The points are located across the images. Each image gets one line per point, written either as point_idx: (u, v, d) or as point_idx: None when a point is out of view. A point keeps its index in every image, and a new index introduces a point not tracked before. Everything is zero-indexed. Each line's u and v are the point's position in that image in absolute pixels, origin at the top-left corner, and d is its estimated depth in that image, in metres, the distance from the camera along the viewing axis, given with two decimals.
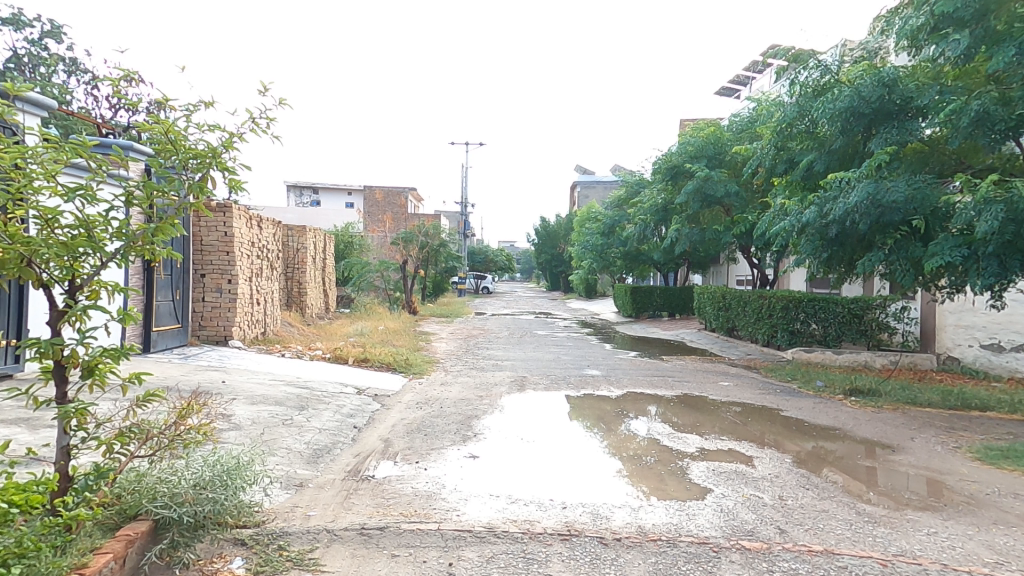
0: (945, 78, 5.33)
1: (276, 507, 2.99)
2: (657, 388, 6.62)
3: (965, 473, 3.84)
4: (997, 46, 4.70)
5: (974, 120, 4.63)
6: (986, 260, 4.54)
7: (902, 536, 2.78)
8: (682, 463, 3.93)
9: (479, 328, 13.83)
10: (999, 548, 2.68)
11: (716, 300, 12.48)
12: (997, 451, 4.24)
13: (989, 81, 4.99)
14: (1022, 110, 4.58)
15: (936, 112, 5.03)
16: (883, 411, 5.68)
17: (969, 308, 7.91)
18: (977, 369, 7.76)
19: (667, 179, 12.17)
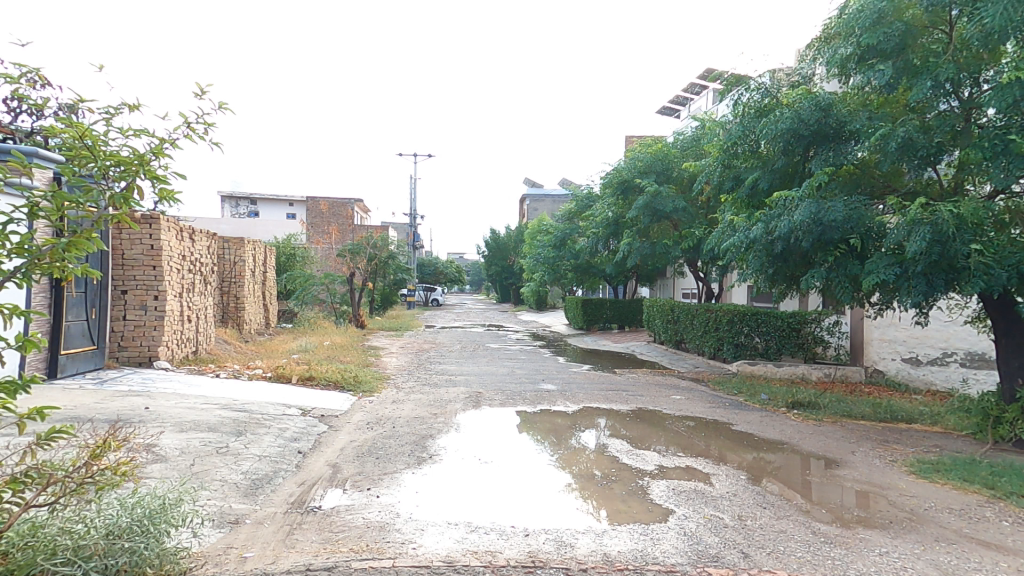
0: (872, 105, 5.69)
1: (206, 549, 2.75)
2: (611, 403, 6.66)
3: (904, 487, 4.05)
4: (917, 77, 5.09)
5: (901, 145, 4.97)
6: (915, 278, 4.84)
7: (857, 557, 2.88)
8: (642, 482, 3.93)
9: (430, 342, 13.59)
10: (945, 568, 2.81)
11: (664, 312, 12.81)
12: (929, 463, 4.51)
13: (910, 110, 5.37)
14: (940, 138, 4.96)
15: (866, 136, 5.36)
16: (824, 424, 5.95)
17: (892, 324, 8.44)
18: (899, 382, 8.30)
19: (618, 193, 12.64)
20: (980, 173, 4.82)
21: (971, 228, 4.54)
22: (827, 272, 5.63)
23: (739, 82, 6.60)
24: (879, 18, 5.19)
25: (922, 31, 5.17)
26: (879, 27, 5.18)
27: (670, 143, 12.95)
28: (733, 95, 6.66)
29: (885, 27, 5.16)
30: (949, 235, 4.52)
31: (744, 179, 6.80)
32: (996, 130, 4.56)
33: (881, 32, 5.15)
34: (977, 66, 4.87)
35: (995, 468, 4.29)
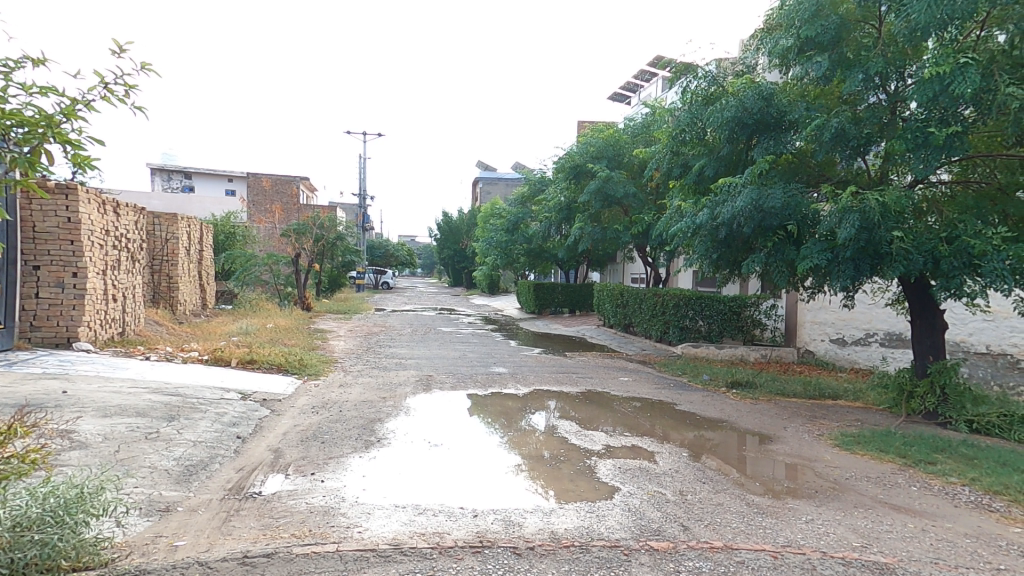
0: (810, 96, 5.93)
1: (132, 539, 2.61)
2: (561, 385, 6.77)
3: (829, 459, 4.34)
4: (850, 70, 5.35)
5: (834, 135, 5.25)
6: (845, 263, 5.14)
7: (786, 525, 3.06)
8: (589, 461, 4.03)
9: (380, 326, 13.36)
10: (862, 531, 3.04)
11: (614, 297, 13.08)
12: (851, 436, 4.84)
13: (843, 102, 5.64)
14: (869, 130, 5.26)
15: (803, 126, 5.61)
16: (759, 402, 6.26)
17: (823, 307, 8.95)
18: (827, 361, 8.85)
19: (570, 178, 12.75)
20: (903, 163, 5.14)
21: (894, 216, 4.85)
22: (766, 257, 5.88)
23: (687, 70, 6.73)
24: (817, 11, 5.40)
25: (855, 25, 5.43)
26: (817, 20, 5.39)
27: (621, 129, 13.13)
28: (681, 83, 6.80)
29: (822, 20, 5.38)
30: (875, 222, 4.81)
31: (692, 166, 6.99)
32: (918, 122, 4.86)
33: (818, 25, 5.36)
34: (902, 61, 5.16)
35: (909, 439, 4.65)
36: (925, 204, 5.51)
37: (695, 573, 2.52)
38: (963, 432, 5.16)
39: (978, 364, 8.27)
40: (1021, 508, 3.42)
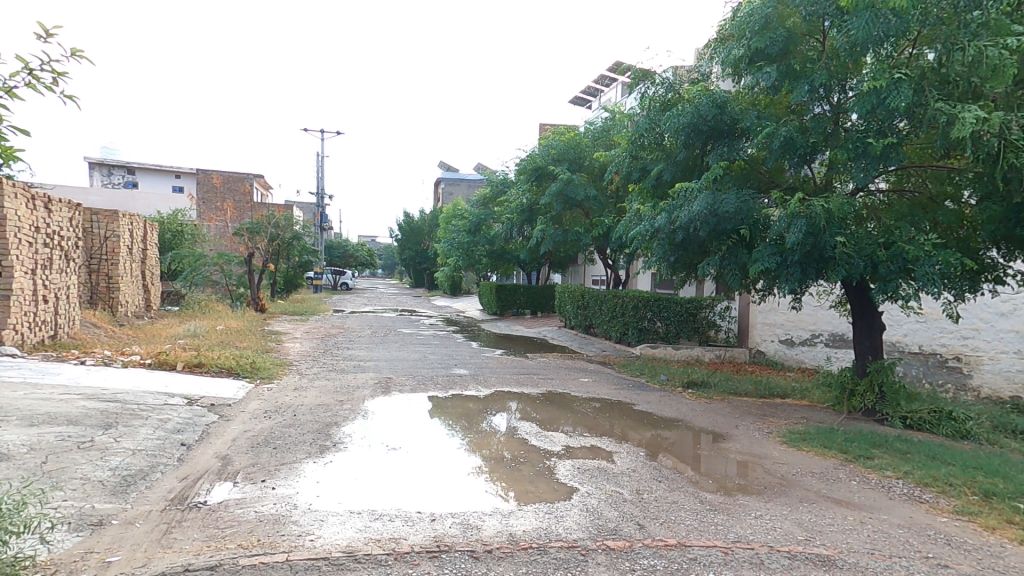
0: (760, 106, 6.15)
1: (59, 556, 2.46)
2: (523, 386, 6.78)
3: (777, 456, 4.50)
4: (796, 82, 5.59)
5: (783, 144, 5.49)
6: (792, 267, 5.37)
7: (736, 521, 3.16)
8: (549, 462, 4.05)
9: (338, 327, 13.06)
10: (806, 525, 3.16)
11: (576, 298, 13.22)
12: (797, 433, 5.04)
13: (790, 111, 5.88)
14: (814, 139, 5.50)
15: (755, 133, 5.82)
16: (713, 401, 6.45)
17: (773, 309, 9.29)
18: (777, 361, 9.18)
19: (532, 180, 12.84)
20: (844, 172, 5.41)
21: (837, 223, 5.10)
22: (721, 260, 6.07)
23: (645, 76, 6.86)
24: (766, 23, 5.61)
25: (801, 38, 5.68)
26: (766, 32, 5.61)
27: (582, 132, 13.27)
28: (639, 89, 6.95)
29: (770, 32, 5.60)
30: (820, 227, 5.03)
31: (650, 170, 7.13)
32: (858, 133, 5.12)
33: (767, 37, 5.58)
34: (844, 74, 5.42)
35: (849, 436, 4.89)
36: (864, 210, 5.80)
37: (650, 570, 2.56)
38: (897, 428, 5.47)
39: (912, 363, 8.80)
40: (947, 499, 3.65)
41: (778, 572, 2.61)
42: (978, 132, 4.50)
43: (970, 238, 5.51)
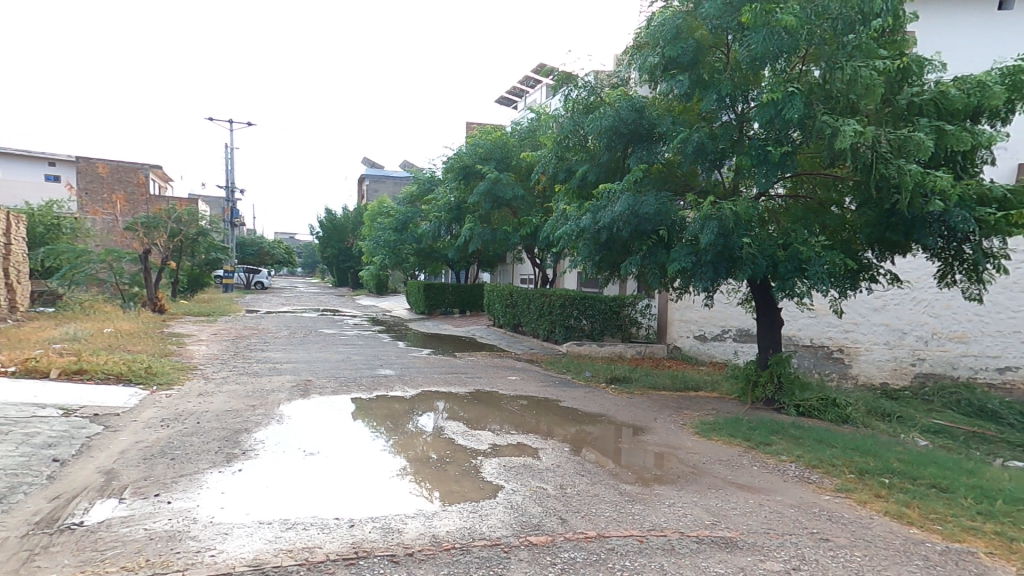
0: (675, 112, 6.46)
1: None
2: (450, 385, 6.73)
3: (690, 446, 4.75)
4: (706, 91, 5.93)
5: (695, 149, 5.81)
6: (705, 266, 5.69)
7: (652, 510, 3.30)
8: (475, 461, 4.04)
9: (251, 329, 12.36)
10: (714, 510, 3.36)
11: (504, 297, 13.29)
12: (708, 424, 5.35)
13: (701, 118, 6.22)
14: (723, 145, 5.86)
15: (671, 138, 6.11)
16: (634, 396, 6.70)
17: (689, 306, 9.81)
18: (691, 355, 9.70)
19: (459, 178, 12.76)
20: (749, 177, 5.80)
21: (744, 225, 5.45)
22: (641, 260, 6.32)
23: (568, 79, 7.06)
24: (677, 33, 5.91)
25: (708, 50, 6.03)
26: (677, 42, 5.91)
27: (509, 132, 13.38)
28: (562, 91, 7.14)
29: (681, 42, 5.91)
30: (730, 229, 5.36)
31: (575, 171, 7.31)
32: (760, 141, 5.52)
33: (678, 46, 5.87)
34: (746, 86, 5.81)
35: (753, 424, 5.25)
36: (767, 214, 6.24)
37: (570, 563, 2.62)
38: (792, 416, 5.98)
39: (804, 356, 9.62)
40: (830, 478, 4.03)
41: (687, 555, 2.76)
42: (856, 143, 5.01)
43: (852, 241, 6.07)
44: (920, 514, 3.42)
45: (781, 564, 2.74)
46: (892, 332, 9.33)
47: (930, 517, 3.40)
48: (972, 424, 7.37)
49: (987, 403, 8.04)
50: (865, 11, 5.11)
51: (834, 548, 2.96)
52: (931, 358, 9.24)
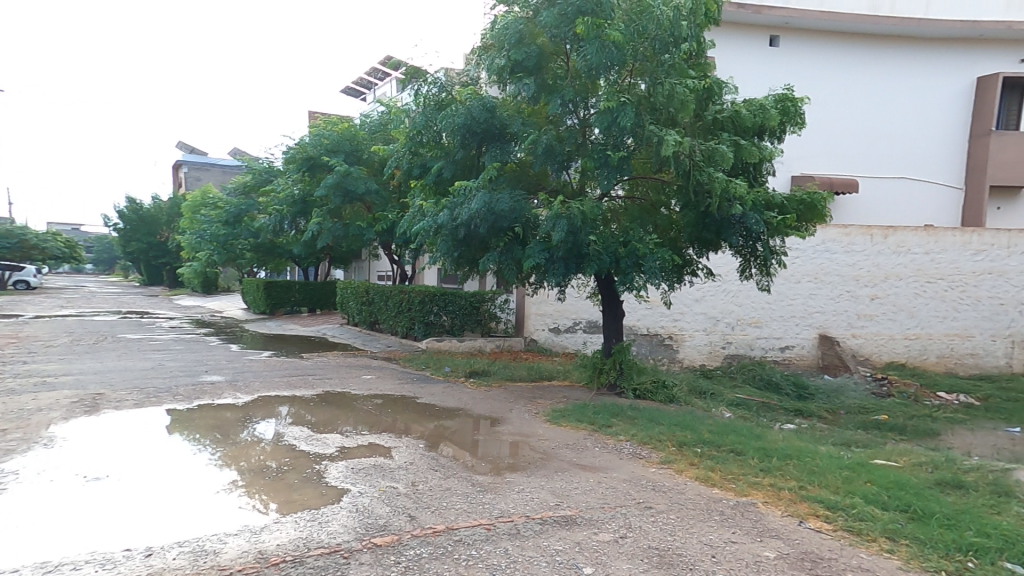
0: (524, 114, 6.74)
1: None
2: (294, 388, 6.31)
3: (541, 433, 5.00)
4: (550, 95, 6.28)
5: (545, 150, 6.14)
6: (557, 262, 6.03)
7: (502, 498, 3.41)
8: (319, 466, 3.84)
9: (20, 337, 10.25)
10: (559, 492, 3.58)
11: (359, 294, 12.81)
12: (559, 411, 5.69)
13: (548, 121, 6.57)
14: (569, 148, 6.25)
15: (522, 139, 6.38)
16: (491, 389, 6.89)
17: (544, 301, 10.31)
18: (545, 347, 10.23)
19: (303, 171, 12.00)
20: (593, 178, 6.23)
21: (590, 223, 5.87)
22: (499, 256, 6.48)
23: (418, 74, 7.03)
24: (520, 38, 6.17)
25: (549, 57, 6.36)
26: (521, 46, 6.17)
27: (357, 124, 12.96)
28: (413, 86, 7.07)
29: (524, 47, 6.18)
30: (578, 227, 5.74)
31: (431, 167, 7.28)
32: (600, 146, 5.98)
33: (522, 51, 6.15)
34: (586, 94, 6.27)
35: (597, 409, 5.71)
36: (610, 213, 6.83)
37: (415, 560, 2.61)
38: (631, 398, 6.63)
39: (642, 344, 10.80)
40: (657, 452, 4.56)
41: (530, 537, 2.92)
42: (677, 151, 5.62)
43: (677, 239, 6.85)
44: (720, 475, 4.10)
45: (612, 534, 3.05)
46: (708, 320, 10.87)
47: (728, 477, 4.09)
48: (761, 395, 8.92)
49: (773, 376, 9.64)
50: (676, 35, 5.80)
51: (655, 514, 3.38)
52: (735, 341, 10.96)
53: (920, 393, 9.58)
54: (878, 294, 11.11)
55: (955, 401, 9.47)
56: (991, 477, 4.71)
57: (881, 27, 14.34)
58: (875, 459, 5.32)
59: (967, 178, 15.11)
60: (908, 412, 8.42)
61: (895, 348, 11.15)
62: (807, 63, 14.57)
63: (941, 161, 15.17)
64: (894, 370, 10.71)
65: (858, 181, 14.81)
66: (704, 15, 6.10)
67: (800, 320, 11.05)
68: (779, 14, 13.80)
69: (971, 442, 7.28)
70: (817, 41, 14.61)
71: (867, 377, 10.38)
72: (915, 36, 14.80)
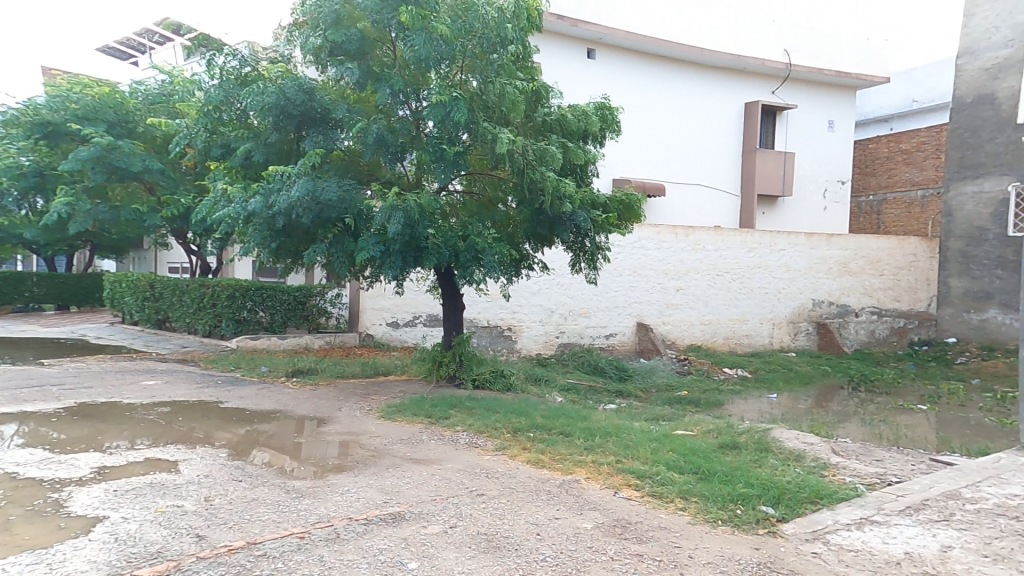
0: (349, 99, 6.51)
1: None
2: (40, 403, 5.46)
3: (373, 430, 4.92)
4: (377, 83, 6.18)
5: (376, 139, 6.02)
6: (394, 256, 5.95)
7: (320, 503, 3.34)
8: (63, 493, 3.41)
9: None
10: (387, 488, 3.60)
11: (139, 290, 11.28)
12: (395, 406, 5.63)
13: (377, 109, 6.42)
14: (402, 139, 6.20)
15: (348, 126, 6.19)
16: (320, 387, 6.57)
17: (381, 295, 9.99)
18: (384, 342, 9.94)
19: (37, 135, 11.70)
20: (429, 172, 6.30)
21: (428, 216, 5.87)
22: (328, 248, 6.19)
23: (212, 45, 6.44)
24: (337, 20, 6.00)
25: (373, 43, 6.26)
26: (340, 28, 6.00)
27: (127, 92, 12.23)
28: (205, 56, 6.47)
29: (344, 29, 6.02)
30: (415, 220, 5.72)
31: (237, 149, 6.70)
32: (435, 140, 6.08)
33: (342, 33, 5.97)
34: (417, 86, 6.27)
35: (435, 402, 5.75)
36: (449, 208, 6.91)
37: None
38: (470, 389, 6.80)
39: (482, 335, 11.18)
40: (491, 439, 4.79)
41: (350, 540, 2.91)
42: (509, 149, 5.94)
43: (514, 235, 7.18)
44: (550, 456, 4.45)
45: (441, 525, 3.15)
46: (544, 311, 11.59)
47: (557, 457, 4.46)
48: (589, 377, 9.99)
49: (598, 361, 10.61)
50: (501, 36, 6.10)
51: (486, 500, 3.56)
52: (568, 331, 11.84)
53: (709, 368, 11.33)
54: (681, 286, 12.85)
55: (734, 374, 11.42)
56: (755, 436, 5.76)
57: (678, 52, 16.55)
58: (675, 429, 6.24)
59: (742, 188, 18.14)
60: (700, 387, 9.98)
61: (692, 332, 13.03)
62: (620, 77, 16.19)
63: (723, 172, 18.01)
64: (692, 351, 12.52)
65: (663, 185, 16.90)
66: (527, 21, 6.30)
67: (622, 310, 12.30)
68: (596, 29, 15.12)
69: (745, 409, 8.89)
70: (627, 58, 16.29)
71: (673, 358, 11.85)
72: (703, 63, 17.31)
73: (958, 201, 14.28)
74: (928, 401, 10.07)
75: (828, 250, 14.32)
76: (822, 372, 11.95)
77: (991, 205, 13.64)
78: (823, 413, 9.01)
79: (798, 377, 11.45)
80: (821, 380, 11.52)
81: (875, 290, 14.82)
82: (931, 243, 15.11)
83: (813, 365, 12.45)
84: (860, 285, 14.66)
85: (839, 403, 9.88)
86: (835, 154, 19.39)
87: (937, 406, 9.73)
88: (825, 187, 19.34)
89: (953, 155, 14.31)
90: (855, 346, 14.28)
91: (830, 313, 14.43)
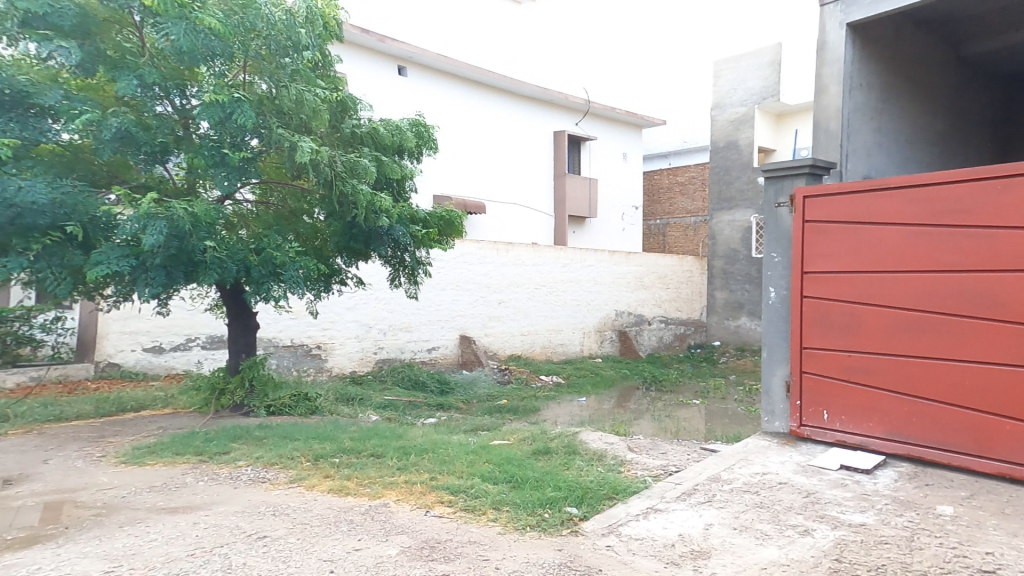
0: (67, 84, 5.59)
1: None
2: None
3: (106, 481, 4.88)
4: (117, 71, 5.50)
5: (115, 135, 5.32)
6: (153, 271, 5.47)
7: None
8: None
9: None
10: (109, 555, 3.55)
11: None
12: (146, 448, 5.66)
13: (118, 102, 5.72)
14: (161, 139, 5.65)
15: (66, 116, 5.27)
16: (9, 438, 6.24)
17: (134, 316, 9.21)
18: (136, 371, 9.15)
19: None
20: (210, 179, 5.85)
21: (205, 227, 5.47)
22: (34, 262, 5.21)
23: None
24: None
25: (106, 25, 5.59)
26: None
27: None
28: None
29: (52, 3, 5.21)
30: (184, 231, 5.29)
31: None
32: (212, 143, 5.65)
33: (48, 7, 5.17)
34: (181, 81, 5.74)
35: (215, 436, 6.01)
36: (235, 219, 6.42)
37: None
38: (263, 416, 7.09)
39: (285, 355, 10.32)
40: (283, 471, 5.15)
41: None
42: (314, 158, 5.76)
43: (323, 248, 7.05)
44: (355, 482, 4.88)
45: None
46: (361, 327, 11.26)
47: (363, 482, 4.90)
48: (410, 394, 9.76)
49: (419, 375, 10.55)
50: (293, 40, 5.94)
51: (266, 544, 3.75)
52: (388, 347, 11.66)
53: (529, 376, 12.17)
54: (503, 299, 13.52)
55: (550, 381, 12.39)
56: (564, 441, 6.43)
57: (488, 79, 17.55)
58: (493, 440, 6.69)
59: (556, 209, 20.07)
60: (520, 394, 10.64)
61: (513, 342, 13.77)
62: (435, 97, 16.64)
63: (537, 194, 19.64)
64: (512, 360, 13.24)
65: (483, 204, 17.85)
66: (322, 27, 6.39)
67: (446, 323, 12.52)
68: (406, 48, 15.34)
69: (559, 413, 9.77)
70: (441, 80, 16.83)
71: (495, 368, 12.43)
72: (517, 92, 18.63)
73: (720, 227, 17.33)
74: (700, 396, 12.08)
75: (628, 267, 16.37)
76: (623, 375, 13.59)
77: (740, 231, 16.91)
78: (623, 412, 10.28)
79: (604, 380, 12.84)
80: (621, 382, 13.08)
81: (663, 302, 17.29)
82: (703, 262, 18.10)
83: (616, 368, 14.08)
84: (651, 297, 16.99)
85: (635, 402, 11.30)
86: (629, 183, 22.34)
87: (706, 399, 11.73)
88: (622, 211, 22.23)
89: (714, 189, 17.47)
90: (648, 351, 16.77)
91: (629, 322, 16.45)
